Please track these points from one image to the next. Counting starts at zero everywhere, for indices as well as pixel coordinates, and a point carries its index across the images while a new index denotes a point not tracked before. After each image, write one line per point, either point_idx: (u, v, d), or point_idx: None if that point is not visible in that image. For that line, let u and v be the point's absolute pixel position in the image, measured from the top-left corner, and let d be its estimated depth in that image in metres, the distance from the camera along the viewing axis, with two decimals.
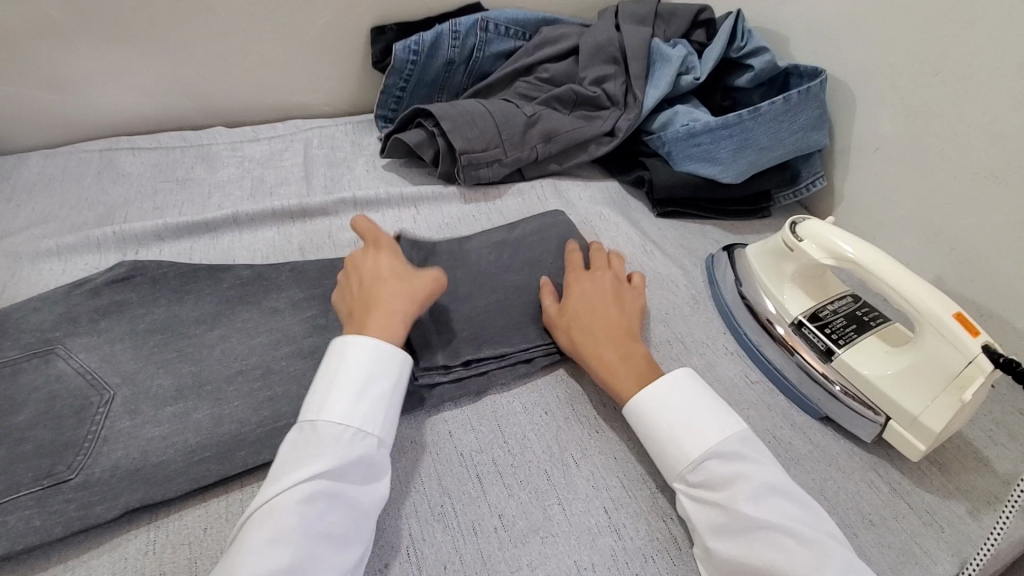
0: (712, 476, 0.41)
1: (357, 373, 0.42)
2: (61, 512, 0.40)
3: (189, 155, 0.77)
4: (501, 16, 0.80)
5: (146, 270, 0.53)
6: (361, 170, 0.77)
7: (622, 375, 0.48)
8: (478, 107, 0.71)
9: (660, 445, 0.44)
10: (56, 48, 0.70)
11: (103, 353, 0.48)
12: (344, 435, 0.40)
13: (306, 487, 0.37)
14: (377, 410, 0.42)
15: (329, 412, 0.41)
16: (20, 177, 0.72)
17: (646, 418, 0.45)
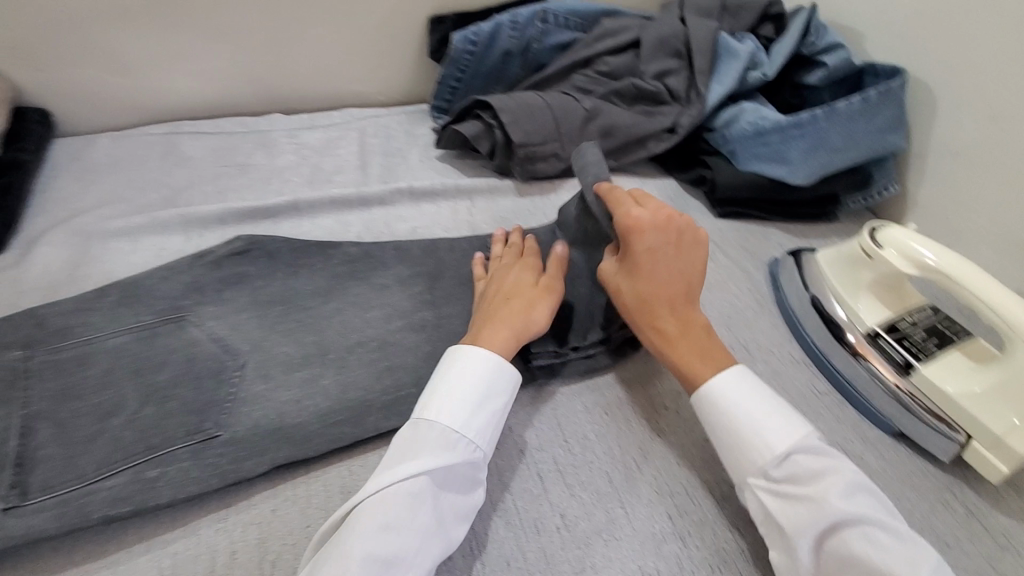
0: (800, 469, 0.39)
1: (467, 380, 0.42)
2: (132, 488, 0.41)
3: (248, 141, 0.78)
4: (561, 7, 0.78)
5: (262, 244, 0.56)
6: (416, 161, 0.77)
7: (683, 350, 0.46)
8: (536, 99, 0.69)
9: (741, 436, 0.41)
10: (128, 32, 0.72)
11: (178, 333, 0.49)
12: (451, 440, 0.40)
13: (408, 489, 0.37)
14: (481, 417, 0.42)
15: (437, 411, 0.41)
16: (88, 156, 0.73)
17: (723, 404, 0.43)
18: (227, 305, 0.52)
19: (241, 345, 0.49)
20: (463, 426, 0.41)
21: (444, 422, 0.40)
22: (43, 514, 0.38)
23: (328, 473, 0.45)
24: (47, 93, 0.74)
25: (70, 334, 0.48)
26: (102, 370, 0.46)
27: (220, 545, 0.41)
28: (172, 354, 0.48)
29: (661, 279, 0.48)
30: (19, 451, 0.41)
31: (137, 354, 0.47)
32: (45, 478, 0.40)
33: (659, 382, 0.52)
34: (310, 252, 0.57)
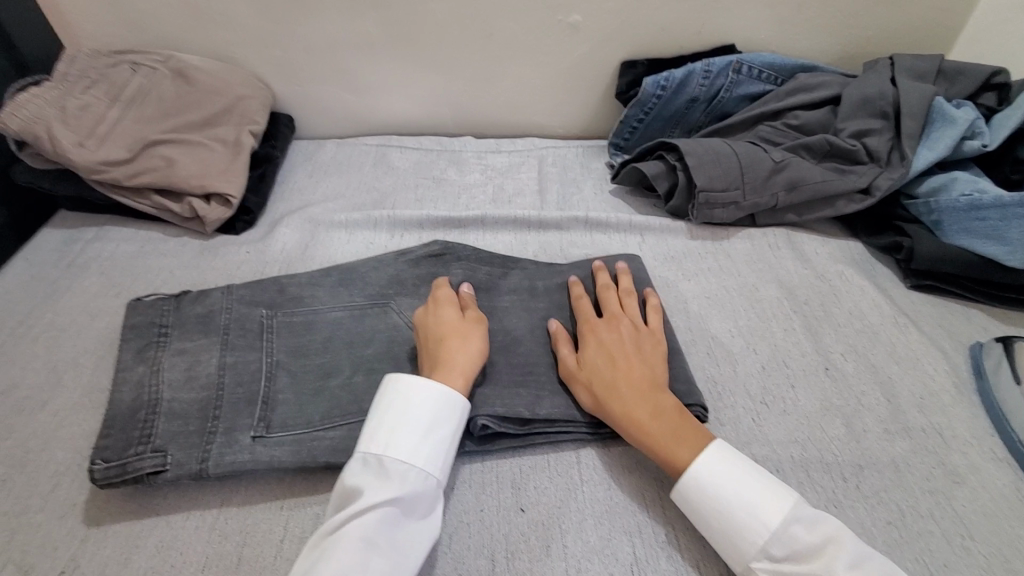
0: (797, 546, 0.39)
1: (412, 412, 0.43)
2: (343, 443, 0.47)
3: (442, 158, 0.88)
4: (757, 59, 0.79)
5: (455, 251, 0.64)
6: (590, 192, 0.81)
7: (659, 432, 0.45)
8: (724, 147, 0.70)
9: (720, 517, 0.41)
10: (366, 58, 0.85)
11: (386, 317, 0.57)
12: (401, 471, 0.41)
13: (375, 523, 0.38)
14: (438, 450, 0.43)
15: (396, 444, 0.42)
16: (319, 158, 0.87)
17: (703, 484, 0.42)
18: (424, 299, 0.59)
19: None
20: (414, 456, 0.42)
21: (394, 454, 0.42)
22: (283, 446, 0.46)
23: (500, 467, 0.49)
24: (295, 104, 0.90)
25: (304, 302, 0.57)
26: (326, 337, 0.54)
27: None
28: (379, 333, 0.55)
29: (640, 364, 0.49)
30: (267, 390, 0.49)
31: (353, 330, 0.55)
32: (283, 418, 0.48)
33: (838, 450, 0.49)
34: (495, 262, 0.63)
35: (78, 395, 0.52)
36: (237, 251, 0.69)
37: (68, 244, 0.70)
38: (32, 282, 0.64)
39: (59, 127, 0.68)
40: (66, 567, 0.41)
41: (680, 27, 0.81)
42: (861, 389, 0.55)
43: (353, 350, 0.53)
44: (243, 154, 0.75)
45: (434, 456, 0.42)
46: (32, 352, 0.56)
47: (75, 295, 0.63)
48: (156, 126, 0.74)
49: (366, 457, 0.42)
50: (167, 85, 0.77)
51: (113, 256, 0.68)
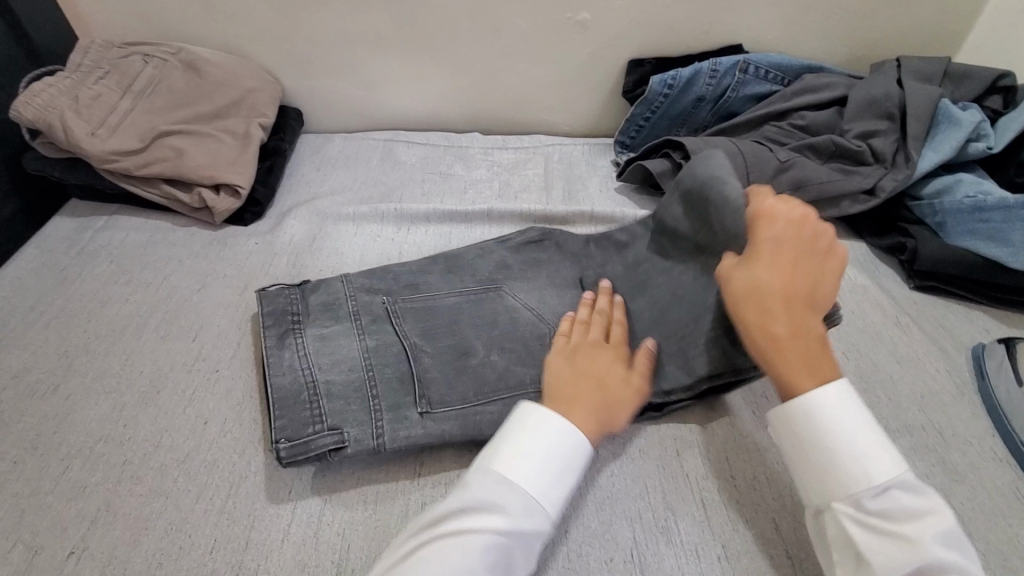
0: (892, 507, 0.37)
1: (556, 449, 0.41)
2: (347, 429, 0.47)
3: (449, 154, 0.88)
4: (764, 59, 0.79)
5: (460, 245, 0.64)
6: (596, 189, 0.81)
7: (795, 354, 0.42)
8: (730, 145, 0.71)
9: (828, 451, 0.39)
10: (375, 53, 0.85)
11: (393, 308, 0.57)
12: (528, 507, 0.39)
13: (484, 544, 0.36)
14: (562, 494, 0.40)
15: (531, 475, 0.40)
16: (326, 152, 0.88)
17: (820, 422, 0.40)
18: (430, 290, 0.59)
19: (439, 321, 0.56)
20: (546, 497, 0.39)
21: (528, 487, 0.39)
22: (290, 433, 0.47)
23: None
24: (302, 98, 0.91)
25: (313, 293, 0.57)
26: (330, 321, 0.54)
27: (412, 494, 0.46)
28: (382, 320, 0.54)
29: (802, 276, 0.44)
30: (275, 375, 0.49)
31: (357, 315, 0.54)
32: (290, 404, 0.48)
33: None
34: (501, 254, 0.63)
35: (89, 380, 0.53)
36: (247, 242, 0.70)
37: (80, 232, 0.71)
38: (44, 269, 0.65)
39: (72, 116, 0.68)
40: (77, 548, 0.42)
41: (688, 26, 0.82)
42: (862, 386, 0.55)
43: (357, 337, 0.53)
44: (252, 146, 0.76)
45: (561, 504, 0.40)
46: (44, 337, 0.57)
47: (86, 282, 0.63)
48: (166, 117, 0.75)
49: (501, 479, 0.39)
50: (178, 78, 0.78)
51: (124, 245, 0.69)
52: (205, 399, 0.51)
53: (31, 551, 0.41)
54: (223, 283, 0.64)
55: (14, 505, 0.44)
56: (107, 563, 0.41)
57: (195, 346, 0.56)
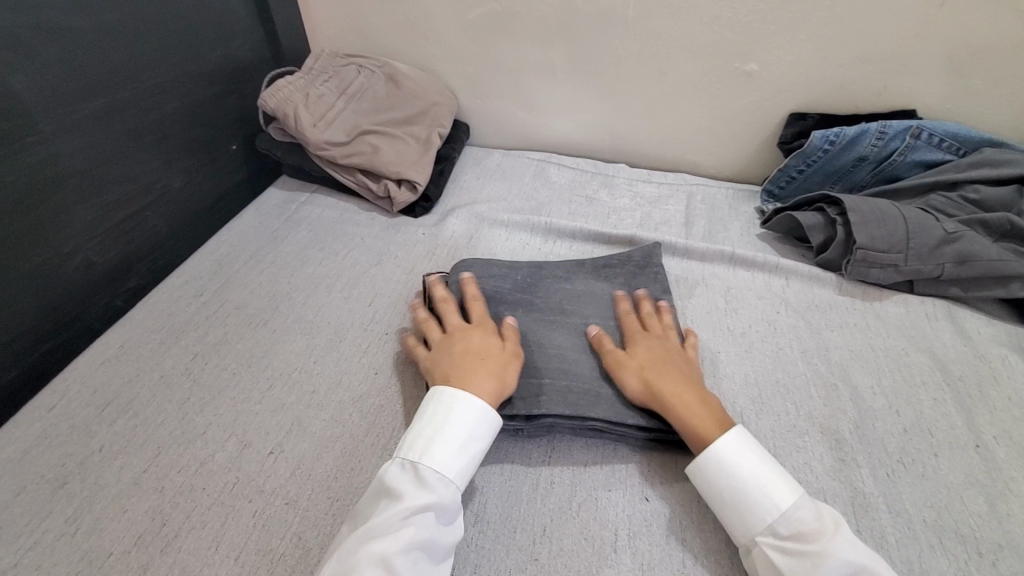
0: (795, 527, 0.42)
1: (456, 429, 0.45)
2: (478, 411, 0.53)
3: (595, 180, 0.94)
4: (939, 127, 0.77)
5: (605, 263, 0.70)
6: (736, 233, 0.83)
7: (703, 420, 0.48)
8: (892, 208, 0.69)
9: (738, 496, 0.44)
10: (544, 81, 0.94)
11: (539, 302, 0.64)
12: (441, 485, 0.43)
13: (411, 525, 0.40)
14: (470, 465, 0.45)
15: (431, 454, 0.44)
16: (486, 164, 0.98)
17: (726, 463, 0.45)
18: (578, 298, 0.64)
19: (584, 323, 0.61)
20: (451, 469, 0.44)
21: (440, 470, 0.44)
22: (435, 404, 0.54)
23: (631, 457, 0.52)
24: (473, 114, 1.02)
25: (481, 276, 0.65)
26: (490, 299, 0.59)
27: (542, 472, 0.51)
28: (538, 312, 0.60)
29: (686, 365, 0.54)
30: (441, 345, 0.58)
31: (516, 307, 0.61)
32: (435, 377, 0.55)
33: (980, 528, 0.48)
34: (642, 278, 0.68)
35: (290, 321, 0.64)
36: (415, 231, 0.81)
37: (288, 203, 0.86)
38: (260, 228, 0.80)
39: (302, 108, 0.83)
40: (273, 450, 0.51)
41: (859, 87, 0.82)
42: (1013, 475, 0.52)
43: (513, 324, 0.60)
44: (431, 150, 0.87)
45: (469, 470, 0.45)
46: (258, 281, 0.70)
47: (290, 244, 0.77)
48: (368, 118, 0.88)
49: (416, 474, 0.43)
50: (381, 87, 0.92)
51: (320, 218, 0.82)
52: (377, 354, 0.60)
53: (240, 444, 0.52)
54: (394, 262, 0.74)
55: (230, 406, 0.55)
56: (294, 466, 0.50)
57: (371, 309, 0.66)
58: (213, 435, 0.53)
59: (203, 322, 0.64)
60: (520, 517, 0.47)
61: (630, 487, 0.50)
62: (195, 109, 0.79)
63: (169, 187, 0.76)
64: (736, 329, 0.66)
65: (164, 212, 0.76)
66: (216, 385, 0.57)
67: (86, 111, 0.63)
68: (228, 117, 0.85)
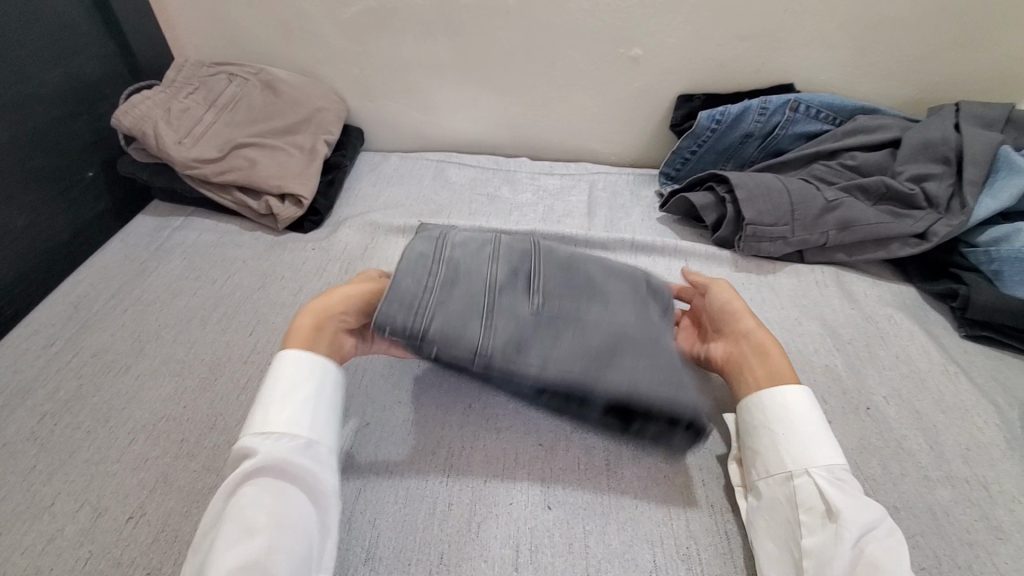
0: (847, 481, 0.43)
1: (278, 385, 0.45)
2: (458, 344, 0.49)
3: (497, 177, 0.91)
4: (814, 99, 0.79)
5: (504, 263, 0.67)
6: (637, 219, 0.82)
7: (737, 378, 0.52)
8: (776, 183, 0.71)
9: (802, 428, 0.45)
10: (434, 79, 0.91)
11: (503, 340, 0.47)
12: (279, 441, 0.42)
13: (254, 480, 0.40)
14: (308, 414, 0.45)
15: (270, 420, 0.43)
16: (383, 169, 0.94)
17: (795, 403, 0.47)
18: (536, 340, 0.48)
19: (589, 303, 0.52)
20: (291, 424, 0.43)
21: (276, 428, 0.43)
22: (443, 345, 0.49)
23: (533, 463, 0.50)
24: (365, 118, 0.97)
25: (411, 334, 0.46)
26: (435, 238, 0.54)
27: (440, 493, 0.48)
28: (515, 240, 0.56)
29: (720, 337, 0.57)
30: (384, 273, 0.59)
31: (495, 246, 0.55)
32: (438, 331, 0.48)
33: (875, 492, 0.49)
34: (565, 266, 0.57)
35: (157, 364, 0.58)
36: (303, 248, 0.75)
37: (159, 230, 0.78)
38: (126, 262, 0.72)
39: (163, 126, 0.76)
40: (134, 513, 0.46)
41: (739, 64, 0.83)
42: (904, 433, 0.53)
43: (475, 286, 0.50)
44: (317, 159, 0.81)
45: (308, 418, 0.44)
46: (123, 321, 0.63)
47: (161, 276, 0.70)
48: (244, 130, 0.82)
49: (248, 443, 0.42)
50: (256, 95, 0.85)
51: (196, 244, 0.75)
52: (256, 390, 0.55)
53: (94, 512, 0.46)
54: (280, 283, 0.69)
55: (83, 470, 0.49)
56: (158, 530, 0.44)
57: (251, 339, 0.61)
58: (62, 505, 0.46)
59: (54, 377, 0.57)
60: (415, 547, 0.44)
61: (531, 498, 0.47)
62: (36, 135, 0.70)
63: (10, 226, 0.67)
64: None
65: (7, 254, 0.67)
66: (65, 449, 0.50)
67: None
68: (79, 141, 0.76)
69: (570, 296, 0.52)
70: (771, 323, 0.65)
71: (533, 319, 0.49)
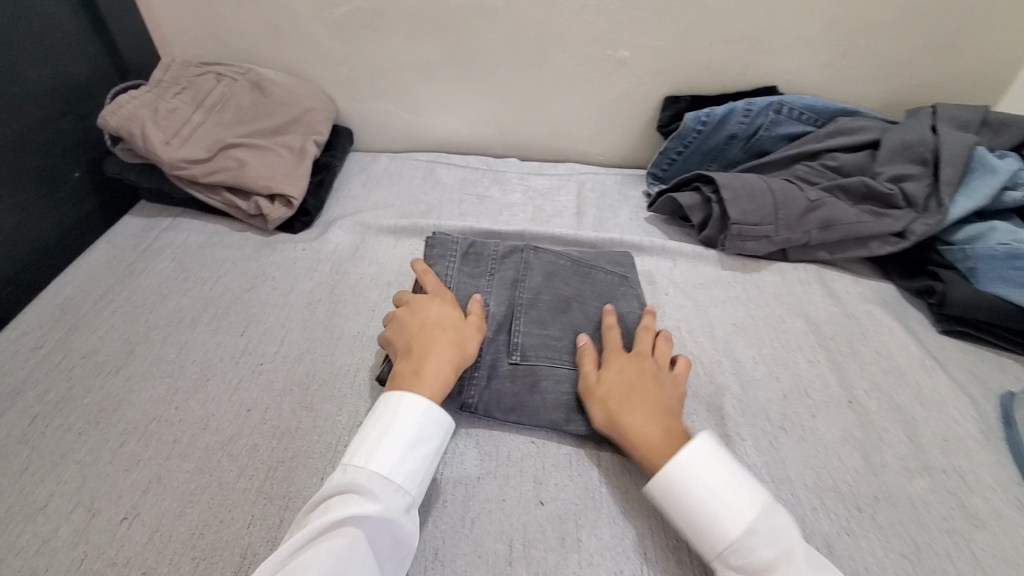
0: (754, 557, 0.40)
1: (408, 428, 0.45)
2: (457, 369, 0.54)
3: (487, 177, 0.92)
4: (798, 101, 0.81)
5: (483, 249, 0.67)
6: (626, 218, 0.84)
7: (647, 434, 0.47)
8: (761, 183, 0.72)
9: (698, 515, 0.42)
10: (423, 79, 0.91)
11: (486, 396, 0.53)
12: (387, 489, 0.42)
13: (354, 529, 0.40)
14: (417, 470, 0.44)
15: (383, 461, 0.43)
16: (373, 169, 0.94)
17: (676, 488, 0.43)
18: (514, 392, 0.53)
19: (563, 354, 0.56)
20: (400, 474, 0.43)
21: (385, 473, 0.43)
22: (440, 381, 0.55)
23: (526, 459, 0.51)
24: (354, 120, 0.98)
25: None
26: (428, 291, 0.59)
27: (434, 490, 0.48)
28: (502, 293, 0.60)
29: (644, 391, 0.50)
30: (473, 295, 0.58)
31: (485, 305, 0.59)
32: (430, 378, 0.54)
33: (857, 483, 0.50)
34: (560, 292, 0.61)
35: (147, 365, 0.58)
36: (294, 248, 0.75)
37: (147, 231, 0.78)
38: (113, 263, 0.72)
39: (151, 126, 0.75)
40: (127, 514, 0.46)
41: (724, 67, 0.85)
42: (884, 425, 0.55)
43: None
44: (306, 159, 0.81)
45: (418, 474, 0.44)
46: (112, 322, 0.63)
47: (150, 277, 0.69)
48: (232, 130, 0.81)
49: (362, 483, 0.42)
50: (245, 95, 0.85)
51: (185, 245, 0.75)
52: (248, 390, 0.55)
53: (87, 513, 0.46)
54: (271, 284, 0.69)
55: (76, 472, 0.48)
56: (152, 529, 0.45)
57: (242, 339, 0.61)
58: (54, 507, 0.46)
59: (42, 378, 0.56)
60: None
61: (524, 493, 0.48)
62: (21, 135, 0.69)
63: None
64: None
65: None
66: (56, 450, 0.50)
67: None
68: (65, 141, 0.75)
69: (545, 348, 0.56)
70: (756, 321, 0.66)
71: (511, 372, 0.54)
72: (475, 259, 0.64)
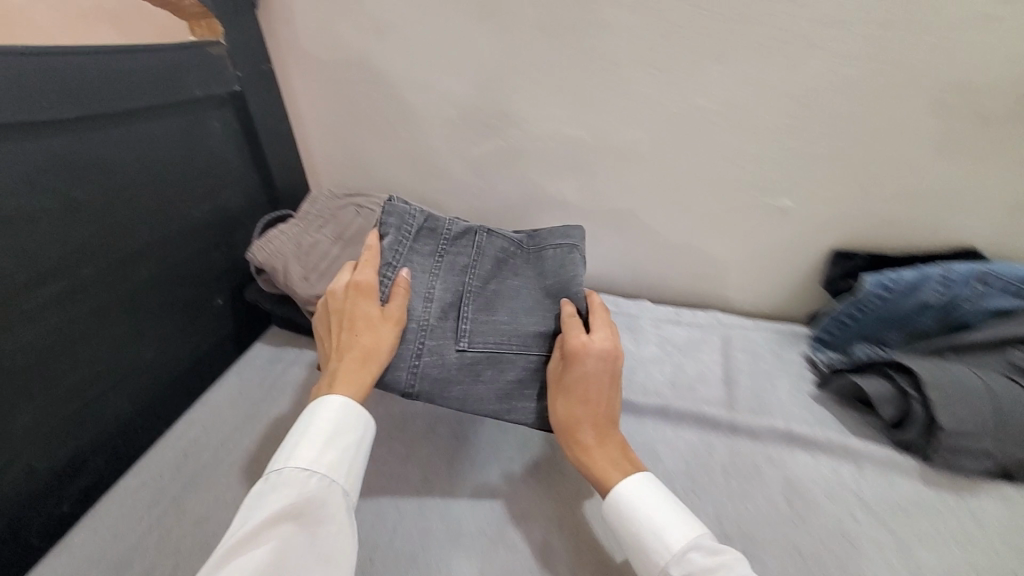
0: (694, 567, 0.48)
1: (318, 426, 0.54)
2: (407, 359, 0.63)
3: (617, 321, 0.84)
4: (1011, 270, 0.66)
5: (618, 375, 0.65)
6: (785, 393, 0.71)
7: (597, 458, 0.57)
8: (980, 385, 0.58)
9: (634, 533, 0.52)
10: (555, 214, 0.88)
11: (428, 383, 0.64)
12: (309, 477, 0.50)
13: (281, 523, 0.47)
14: (338, 459, 0.52)
15: (303, 452, 0.52)
16: None
17: (618, 501, 0.54)
18: (459, 380, 0.65)
19: (506, 341, 0.67)
20: (316, 462, 0.51)
21: (308, 463, 0.51)
22: (401, 371, 0.63)
23: None
24: None
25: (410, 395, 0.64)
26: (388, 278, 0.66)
27: None
28: (449, 279, 0.69)
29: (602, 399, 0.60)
30: (400, 272, 0.66)
31: (432, 287, 0.68)
32: (409, 379, 0.63)
33: None
34: (518, 286, 0.71)
35: None
36: None
37: (273, 364, 0.78)
38: (240, 402, 0.71)
39: (294, 263, 0.76)
40: None
41: (908, 222, 0.73)
42: None
43: (412, 329, 0.65)
44: None
45: (341, 467, 0.52)
46: (231, 480, 0.61)
47: (272, 423, 0.68)
48: None
49: (286, 474, 0.50)
50: None
51: (308, 386, 0.73)
52: None
53: None
54: None
55: None
56: None
57: None
58: None
59: (159, 548, 0.54)
60: None
61: None
62: (176, 268, 0.72)
63: (137, 360, 0.68)
64: (807, 551, 0.54)
65: (129, 389, 0.67)
66: None
67: (37, 298, 0.56)
68: (215, 269, 0.78)
69: (492, 334, 0.67)
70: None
71: (457, 362, 0.65)
72: (428, 236, 0.72)
